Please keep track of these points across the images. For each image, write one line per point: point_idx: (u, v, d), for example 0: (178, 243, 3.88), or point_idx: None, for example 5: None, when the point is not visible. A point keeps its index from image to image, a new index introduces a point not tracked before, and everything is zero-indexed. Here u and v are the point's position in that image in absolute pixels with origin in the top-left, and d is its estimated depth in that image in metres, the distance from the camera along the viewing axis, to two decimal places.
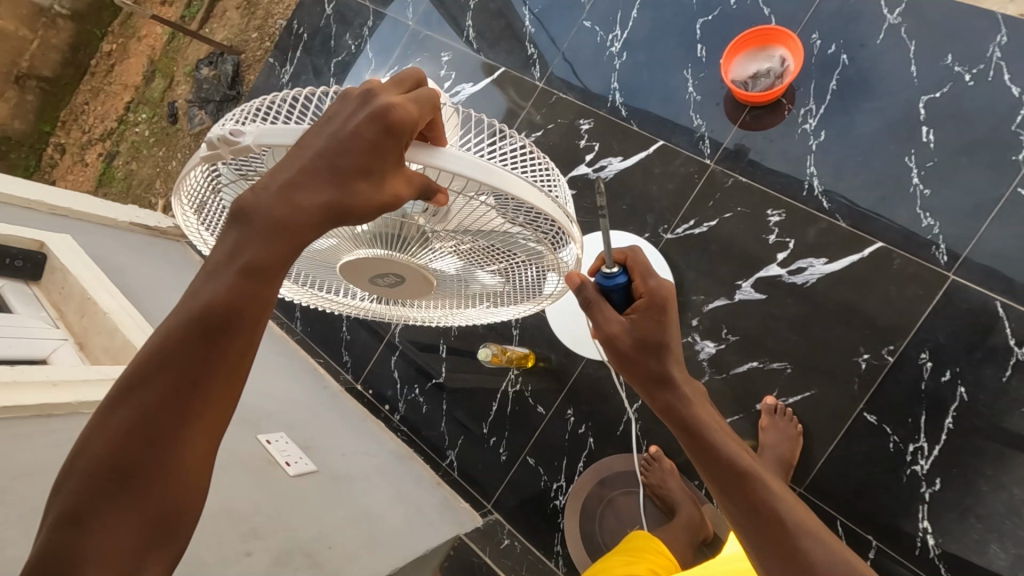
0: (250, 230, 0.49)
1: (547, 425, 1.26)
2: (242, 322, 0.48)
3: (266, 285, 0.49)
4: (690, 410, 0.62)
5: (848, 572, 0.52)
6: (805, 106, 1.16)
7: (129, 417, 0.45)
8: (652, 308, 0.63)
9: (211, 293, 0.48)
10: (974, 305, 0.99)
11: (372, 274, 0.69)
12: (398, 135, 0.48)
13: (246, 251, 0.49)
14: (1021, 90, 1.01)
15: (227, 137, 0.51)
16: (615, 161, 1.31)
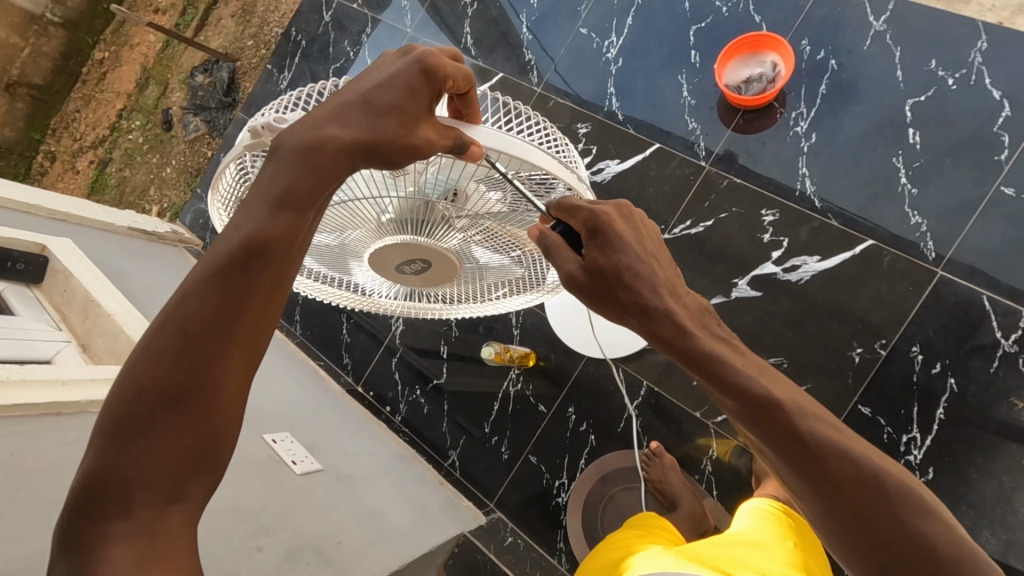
0: (284, 160, 0.50)
1: (548, 424, 1.28)
2: (280, 255, 0.50)
3: (300, 219, 0.51)
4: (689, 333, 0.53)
5: (881, 481, 0.50)
6: (796, 110, 1.20)
7: (169, 344, 0.47)
8: (598, 235, 0.55)
9: (247, 228, 0.50)
10: (962, 299, 1.03)
11: (391, 258, 0.72)
12: (431, 84, 0.52)
13: (280, 185, 0.50)
14: (1002, 93, 1.06)
15: (271, 124, 0.54)
16: (612, 164, 1.34)
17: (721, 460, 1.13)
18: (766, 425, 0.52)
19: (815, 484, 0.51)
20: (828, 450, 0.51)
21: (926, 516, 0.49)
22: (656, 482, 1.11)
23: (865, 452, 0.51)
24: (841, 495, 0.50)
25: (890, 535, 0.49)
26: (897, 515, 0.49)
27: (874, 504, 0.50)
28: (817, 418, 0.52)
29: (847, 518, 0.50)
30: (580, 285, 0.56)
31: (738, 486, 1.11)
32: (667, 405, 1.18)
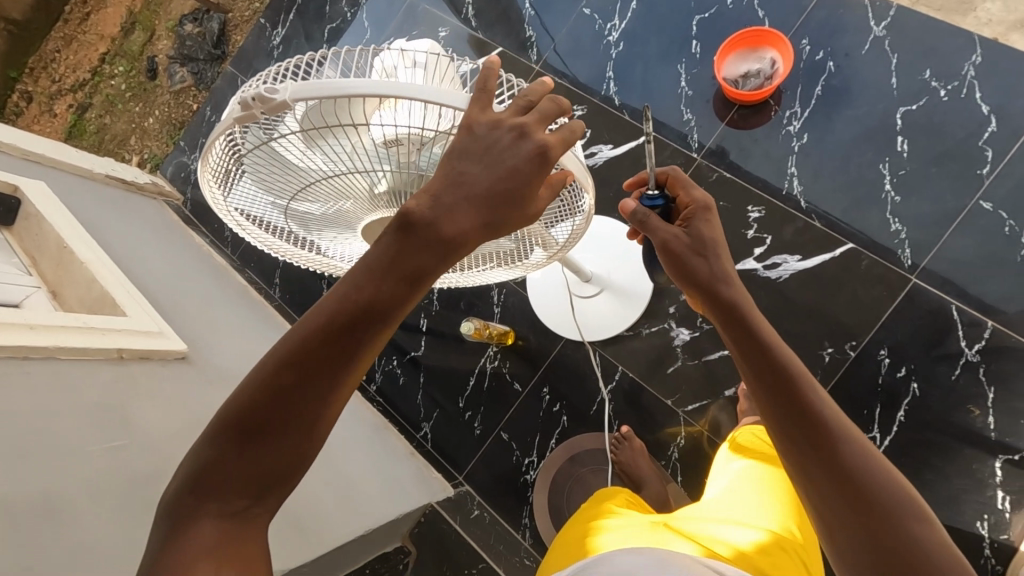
0: (416, 236, 0.50)
1: (522, 402, 1.29)
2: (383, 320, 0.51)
3: (404, 286, 0.51)
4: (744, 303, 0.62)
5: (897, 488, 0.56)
6: (790, 109, 1.20)
7: (278, 381, 0.51)
8: (699, 211, 0.66)
9: (368, 292, 0.51)
10: (932, 308, 1.06)
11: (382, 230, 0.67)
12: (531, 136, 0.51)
13: (410, 256, 0.51)
14: (990, 108, 1.08)
15: (263, 95, 0.48)
16: (605, 149, 1.33)
17: (688, 447, 1.16)
18: (781, 398, 0.59)
19: (816, 465, 0.57)
20: (849, 450, 0.57)
21: (911, 516, 0.55)
22: (624, 465, 1.14)
23: (887, 471, 0.57)
24: (840, 480, 0.56)
25: (874, 527, 0.55)
26: (902, 523, 0.55)
27: (865, 497, 0.55)
28: (849, 428, 0.58)
29: (834, 508, 0.56)
30: (673, 239, 0.64)
31: (702, 473, 1.14)
32: (640, 391, 1.21)
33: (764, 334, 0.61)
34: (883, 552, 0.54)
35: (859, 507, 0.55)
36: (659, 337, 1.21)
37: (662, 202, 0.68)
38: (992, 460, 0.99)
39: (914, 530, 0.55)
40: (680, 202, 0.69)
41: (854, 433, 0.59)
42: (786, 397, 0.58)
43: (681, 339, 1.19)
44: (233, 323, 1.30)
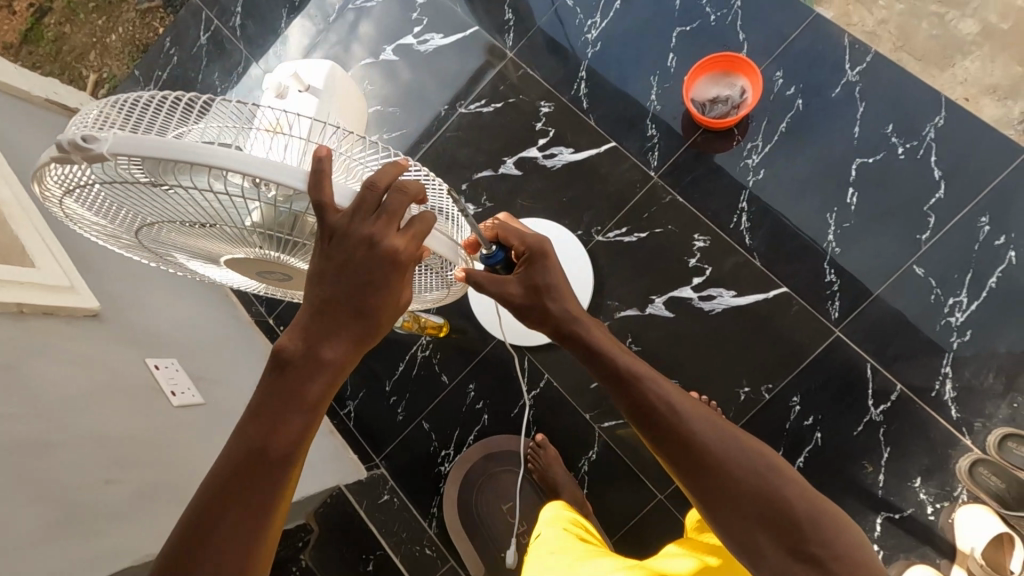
0: (292, 368, 0.53)
1: (447, 395, 1.30)
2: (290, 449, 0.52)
3: (304, 410, 0.53)
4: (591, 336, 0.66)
5: (754, 452, 0.58)
6: (752, 141, 1.18)
7: (188, 548, 0.49)
8: (533, 256, 0.67)
9: (259, 429, 0.52)
10: (849, 362, 1.08)
11: (247, 269, 0.61)
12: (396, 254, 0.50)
13: (293, 386, 0.53)
14: (941, 173, 1.08)
15: (77, 143, 0.43)
16: (565, 152, 1.30)
17: (598, 461, 1.19)
18: (633, 403, 0.61)
19: (674, 455, 0.59)
20: (707, 443, 0.58)
21: (777, 472, 0.57)
22: (541, 472, 1.16)
23: (741, 439, 0.59)
24: (696, 458, 0.58)
25: (737, 494, 0.56)
26: (767, 483, 0.56)
27: (719, 466, 0.57)
28: (700, 414, 0.60)
29: (703, 487, 0.58)
30: (511, 299, 0.66)
31: (609, 488, 1.17)
32: (561, 401, 1.22)
33: (611, 351, 0.65)
34: (754, 515, 0.56)
35: (732, 495, 0.57)
36: None
37: (501, 258, 0.67)
38: (875, 515, 1.03)
39: (781, 487, 0.56)
40: (516, 252, 0.68)
41: (698, 410, 0.61)
42: (636, 399, 0.61)
43: None
44: (161, 276, 1.25)
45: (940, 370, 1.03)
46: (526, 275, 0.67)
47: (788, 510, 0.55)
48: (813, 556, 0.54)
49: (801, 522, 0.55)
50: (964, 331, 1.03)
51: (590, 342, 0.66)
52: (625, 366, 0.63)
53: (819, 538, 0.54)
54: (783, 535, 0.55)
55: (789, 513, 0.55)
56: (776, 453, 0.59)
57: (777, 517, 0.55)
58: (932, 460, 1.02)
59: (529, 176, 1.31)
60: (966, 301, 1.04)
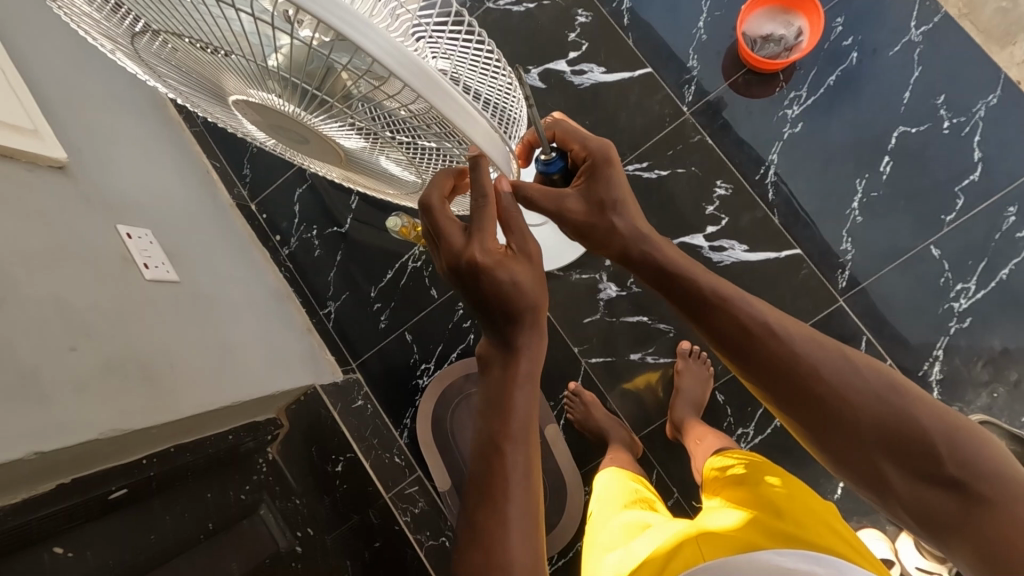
0: (494, 363, 0.56)
1: (433, 309, 1.26)
2: (524, 433, 0.53)
3: (523, 396, 0.54)
4: (657, 251, 0.61)
5: (858, 369, 0.54)
6: (796, 90, 1.11)
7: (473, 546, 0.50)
8: (594, 166, 0.60)
9: (489, 421, 0.54)
10: (846, 333, 1.07)
11: (259, 118, 0.51)
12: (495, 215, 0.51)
13: (501, 375, 0.55)
14: (981, 156, 1.04)
15: None
16: (596, 71, 1.20)
17: None
18: (718, 330, 0.58)
19: (782, 392, 0.56)
20: (810, 365, 0.54)
21: (891, 390, 0.53)
22: (581, 421, 1.13)
23: (846, 358, 0.55)
24: (806, 389, 0.54)
25: (853, 425, 0.53)
26: (880, 399, 0.53)
27: (833, 397, 0.53)
28: (796, 335, 0.56)
29: (813, 421, 0.55)
30: (569, 215, 0.61)
31: None
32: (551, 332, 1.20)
33: (690, 270, 0.60)
34: (874, 446, 0.53)
35: (848, 422, 0.53)
36: (587, 285, 1.18)
37: (558, 165, 0.62)
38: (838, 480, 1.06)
39: (897, 402, 0.52)
40: (577, 156, 0.63)
41: (794, 326, 0.57)
42: (720, 325, 0.57)
43: (606, 295, 1.17)
44: (136, 137, 1.13)
45: (931, 352, 1.04)
46: (582, 186, 0.61)
47: (918, 437, 0.51)
48: (950, 480, 0.51)
49: (934, 446, 0.51)
50: (964, 317, 1.03)
51: (664, 265, 0.60)
52: (709, 286, 0.58)
53: (958, 463, 0.50)
54: (910, 462, 0.52)
55: (915, 438, 0.51)
56: (891, 369, 0.55)
57: (900, 436, 0.52)
58: None
59: (554, 92, 1.21)
60: (973, 288, 1.03)
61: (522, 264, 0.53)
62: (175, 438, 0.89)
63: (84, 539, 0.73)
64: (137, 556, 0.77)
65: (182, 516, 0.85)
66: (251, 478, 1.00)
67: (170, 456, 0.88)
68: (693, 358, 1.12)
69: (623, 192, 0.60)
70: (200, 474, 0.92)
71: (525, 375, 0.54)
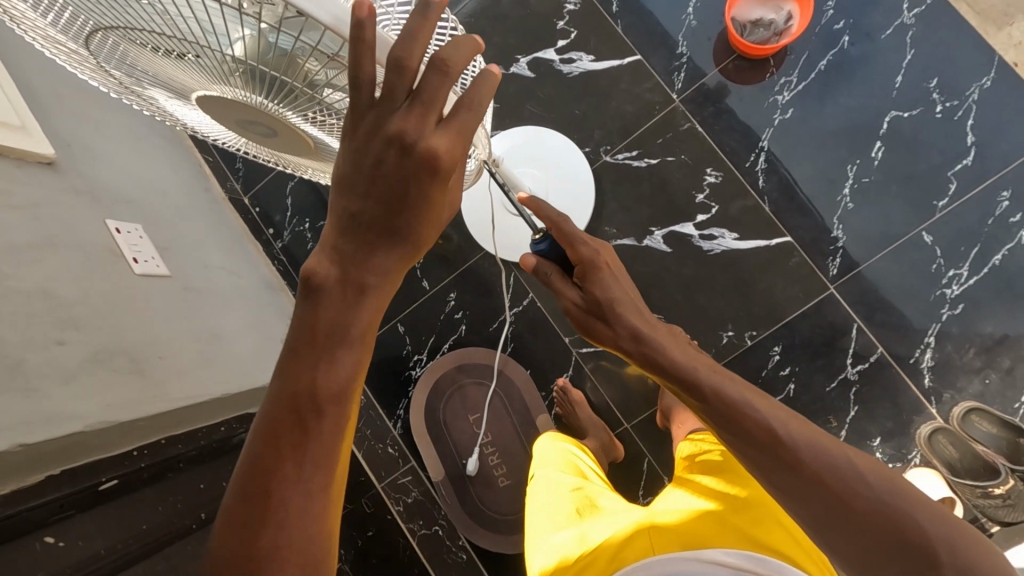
0: (321, 293, 0.44)
1: (425, 301, 1.26)
2: (337, 410, 0.45)
3: (342, 367, 0.44)
4: (662, 344, 0.55)
5: (861, 473, 0.50)
6: (786, 76, 1.10)
7: (242, 511, 0.44)
8: (588, 266, 0.59)
9: (303, 368, 0.44)
10: (837, 321, 1.07)
11: (224, 116, 0.49)
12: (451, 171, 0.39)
13: (323, 313, 0.44)
14: (974, 139, 1.02)
15: None
16: (585, 59, 1.19)
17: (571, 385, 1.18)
18: (725, 424, 0.52)
19: (780, 481, 0.51)
20: (811, 465, 0.50)
21: (895, 492, 0.49)
22: (565, 417, 1.14)
23: (850, 456, 0.50)
24: (804, 485, 0.50)
25: (859, 523, 0.49)
26: (879, 502, 0.49)
27: (840, 495, 0.49)
28: (806, 432, 0.51)
29: (818, 519, 0.50)
30: (571, 307, 0.60)
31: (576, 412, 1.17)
32: (542, 322, 1.20)
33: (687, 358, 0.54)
34: (881, 548, 0.49)
35: (851, 526, 0.49)
36: None
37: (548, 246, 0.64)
38: None
39: (897, 506, 0.49)
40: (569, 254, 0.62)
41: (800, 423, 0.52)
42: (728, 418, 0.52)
43: None
44: (127, 131, 1.13)
45: (923, 339, 1.03)
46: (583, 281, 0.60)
47: (918, 540, 0.48)
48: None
49: (932, 547, 0.48)
50: (956, 304, 1.02)
51: (663, 360, 0.55)
52: (707, 383, 0.53)
53: (957, 567, 0.47)
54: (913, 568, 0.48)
55: (918, 544, 0.48)
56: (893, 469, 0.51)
57: (902, 545, 0.48)
58: (895, 426, 1.04)
59: (543, 81, 1.21)
60: (966, 275, 1.02)
61: (416, 225, 0.41)
62: (167, 430, 0.91)
63: (77, 530, 0.73)
64: (127, 544, 0.76)
65: (174, 506, 0.86)
66: None
67: (157, 450, 0.89)
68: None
69: (619, 288, 0.58)
70: (193, 467, 0.93)
71: (344, 339, 0.44)
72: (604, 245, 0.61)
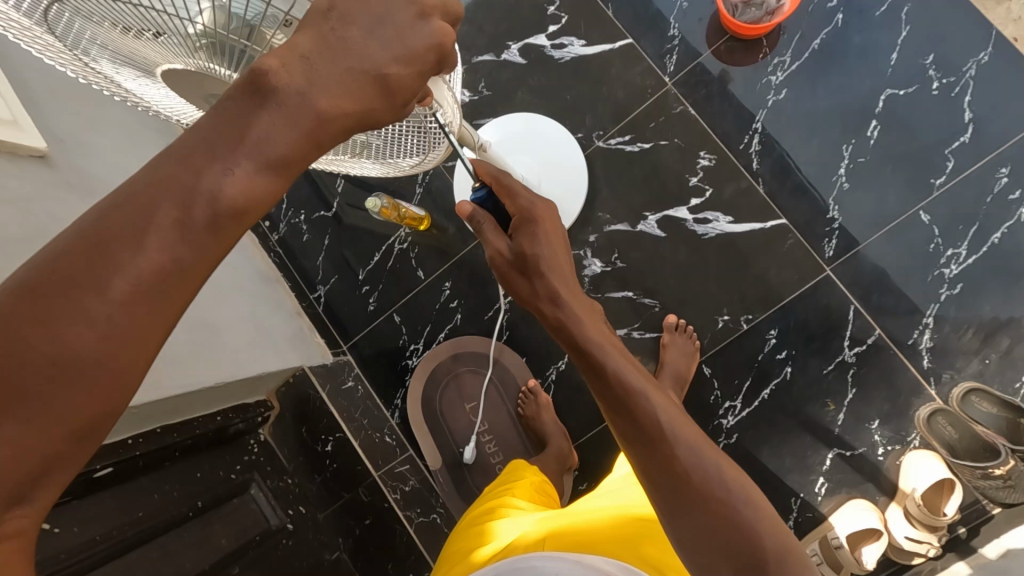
0: (271, 109, 0.39)
1: (420, 290, 1.26)
2: (168, 279, 0.38)
3: (196, 230, 0.38)
4: (580, 330, 0.64)
5: (722, 475, 0.54)
6: (780, 56, 1.09)
7: (47, 283, 0.35)
8: (524, 223, 0.65)
9: (211, 176, 0.38)
10: (833, 302, 1.06)
11: (188, 92, 0.49)
12: (393, 95, 0.41)
13: (262, 128, 0.39)
14: (971, 116, 1.01)
15: None
16: (576, 44, 1.18)
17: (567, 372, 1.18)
18: (614, 403, 0.60)
19: (647, 463, 0.56)
20: (677, 452, 0.55)
21: (748, 505, 0.53)
22: (529, 419, 1.14)
23: (714, 460, 0.55)
24: (668, 467, 0.55)
25: (704, 512, 0.52)
26: (731, 505, 0.53)
27: (693, 484, 0.54)
28: (681, 426, 0.58)
29: (671, 505, 0.54)
30: (496, 256, 0.67)
31: (571, 398, 1.17)
32: None
33: (595, 346, 0.62)
34: (718, 544, 0.51)
35: (699, 517, 0.52)
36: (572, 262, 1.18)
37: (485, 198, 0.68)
38: (827, 451, 1.05)
39: (745, 514, 0.52)
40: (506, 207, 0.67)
41: (677, 416, 0.59)
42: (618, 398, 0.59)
43: (591, 271, 1.16)
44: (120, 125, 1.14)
45: (921, 320, 1.02)
46: (517, 240, 0.66)
47: (754, 548, 0.51)
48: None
49: (764, 556, 0.50)
50: (954, 284, 1.01)
51: (578, 338, 0.63)
52: (610, 366, 0.61)
53: None
54: (742, 566, 0.50)
55: (751, 548, 0.51)
56: (753, 487, 0.56)
57: (741, 549, 0.51)
58: (893, 408, 1.03)
59: (534, 67, 1.20)
60: (964, 254, 1.00)
61: (326, 104, 0.39)
62: (162, 419, 0.91)
63: (71, 515, 0.75)
64: (122, 532, 0.79)
65: (170, 494, 0.88)
66: (242, 458, 1.04)
67: (153, 438, 0.89)
68: (678, 333, 1.11)
69: (547, 250, 0.65)
70: (189, 457, 0.94)
71: (211, 204, 0.38)
72: (544, 203, 0.67)
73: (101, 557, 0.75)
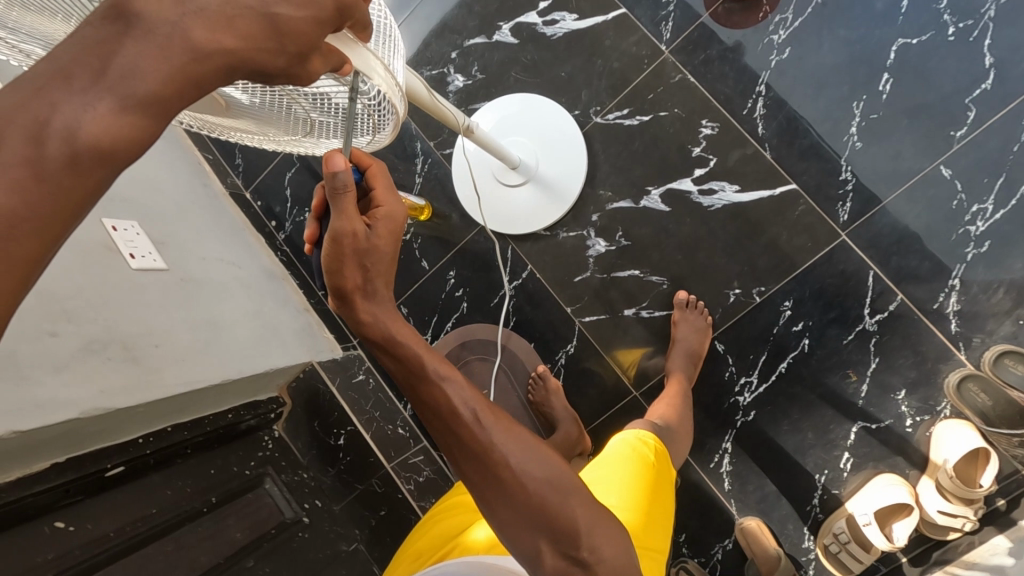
0: (139, 32, 0.29)
1: (426, 280, 1.26)
2: (18, 228, 0.29)
3: (53, 171, 0.29)
4: (395, 329, 0.56)
5: (533, 459, 0.57)
6: (781, 14, 1.03)
7: None
8: (385, 220, 0.52)
9: (65, 105, 0.29)
10: (850, 269, 1.00)
11: None
12: (284, 40, 0.32)
13: (128, 53, 0.29)
14: (992, 61, 0.93)
15: None
16: (568, 19, 1.15)
17: (576, 356, 1.16)
18: (430, 408, 0.57)
19: (472, 464, 0.56)
20: (490, 449, 0.56)
21: (558, 485, 0.56)
22: (539, 405, 1.12)
23: (525, 450, 0.57)
24: (484, 463, 0.56)
25: (523, 503, 0.55)
26: (539, 489, 0.55)
27: (514, 478, 0.55)
28: (500, 426, 0.57)
29: (486, 494, 0.56)
30: (349, 238, 0.48)
31: (582, 383, 1.16)
32: (541, 293, 1.18)
33: (409, 345, 0.57)
34: (534, 528, 0.54)
35: (514, 504, 0.55)
36: (575, 244, 1.15)
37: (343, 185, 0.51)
38: (850, 425, 1.01)
39: (555, 496, 0.55)
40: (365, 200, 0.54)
41: (492, 415, 0.58)
42: (433, 403, 0.57)
43: (595, 251, 1.14)
44: None
45: (947, 282, 0.95)
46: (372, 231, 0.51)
47: (566, 526, 0.54)
48: (583, 562, 0.54)
49: (578, 527, 0.54)
50: (981, 242, 0.94)
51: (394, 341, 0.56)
52: (431, 372, 0.57)
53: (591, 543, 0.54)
54: (557, 542, 0.54)
55: (569, 526, 0.54)
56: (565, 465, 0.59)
57: (555, 527, 0.54)
58: (918, 374, 0.97)
59: (526, 46, 1.18)
60: (991, 209, 0.93)
61: (202, 35, 0.30)
62: (170, 418, 0.92)
63: (85, 513, 0.78)
64: (135, 528, 0.80)
65: (183, 491, 0.89)
66: (255, 454, 1.04)
67: (165, 437, 0.90)
68: (689, 309, 1.07)
69: (389, 246, 0.53)
70: (201, 454, 0.95)
71: (68, 141, 0.29)
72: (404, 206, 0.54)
73: (119, 550, 0.76)
